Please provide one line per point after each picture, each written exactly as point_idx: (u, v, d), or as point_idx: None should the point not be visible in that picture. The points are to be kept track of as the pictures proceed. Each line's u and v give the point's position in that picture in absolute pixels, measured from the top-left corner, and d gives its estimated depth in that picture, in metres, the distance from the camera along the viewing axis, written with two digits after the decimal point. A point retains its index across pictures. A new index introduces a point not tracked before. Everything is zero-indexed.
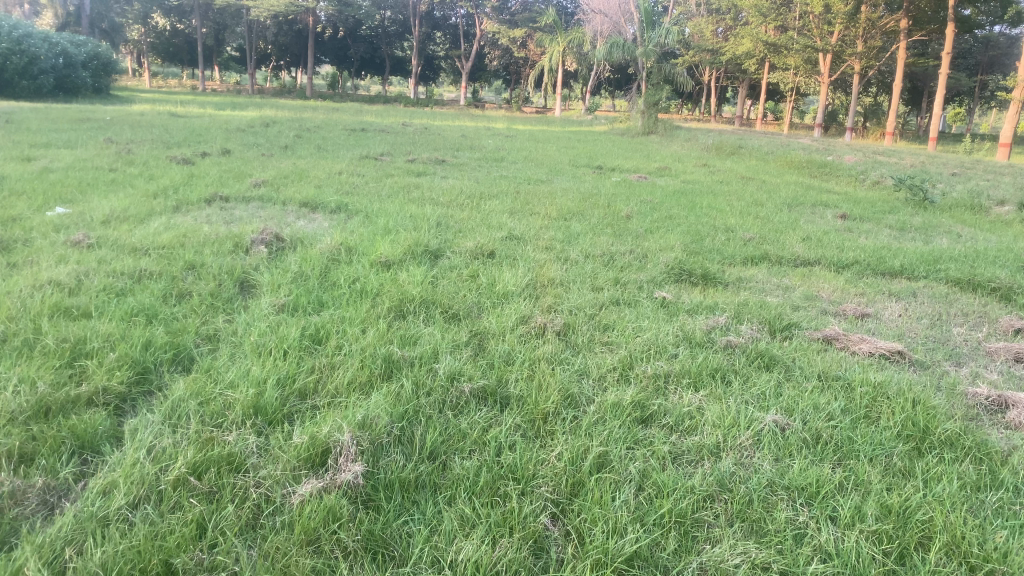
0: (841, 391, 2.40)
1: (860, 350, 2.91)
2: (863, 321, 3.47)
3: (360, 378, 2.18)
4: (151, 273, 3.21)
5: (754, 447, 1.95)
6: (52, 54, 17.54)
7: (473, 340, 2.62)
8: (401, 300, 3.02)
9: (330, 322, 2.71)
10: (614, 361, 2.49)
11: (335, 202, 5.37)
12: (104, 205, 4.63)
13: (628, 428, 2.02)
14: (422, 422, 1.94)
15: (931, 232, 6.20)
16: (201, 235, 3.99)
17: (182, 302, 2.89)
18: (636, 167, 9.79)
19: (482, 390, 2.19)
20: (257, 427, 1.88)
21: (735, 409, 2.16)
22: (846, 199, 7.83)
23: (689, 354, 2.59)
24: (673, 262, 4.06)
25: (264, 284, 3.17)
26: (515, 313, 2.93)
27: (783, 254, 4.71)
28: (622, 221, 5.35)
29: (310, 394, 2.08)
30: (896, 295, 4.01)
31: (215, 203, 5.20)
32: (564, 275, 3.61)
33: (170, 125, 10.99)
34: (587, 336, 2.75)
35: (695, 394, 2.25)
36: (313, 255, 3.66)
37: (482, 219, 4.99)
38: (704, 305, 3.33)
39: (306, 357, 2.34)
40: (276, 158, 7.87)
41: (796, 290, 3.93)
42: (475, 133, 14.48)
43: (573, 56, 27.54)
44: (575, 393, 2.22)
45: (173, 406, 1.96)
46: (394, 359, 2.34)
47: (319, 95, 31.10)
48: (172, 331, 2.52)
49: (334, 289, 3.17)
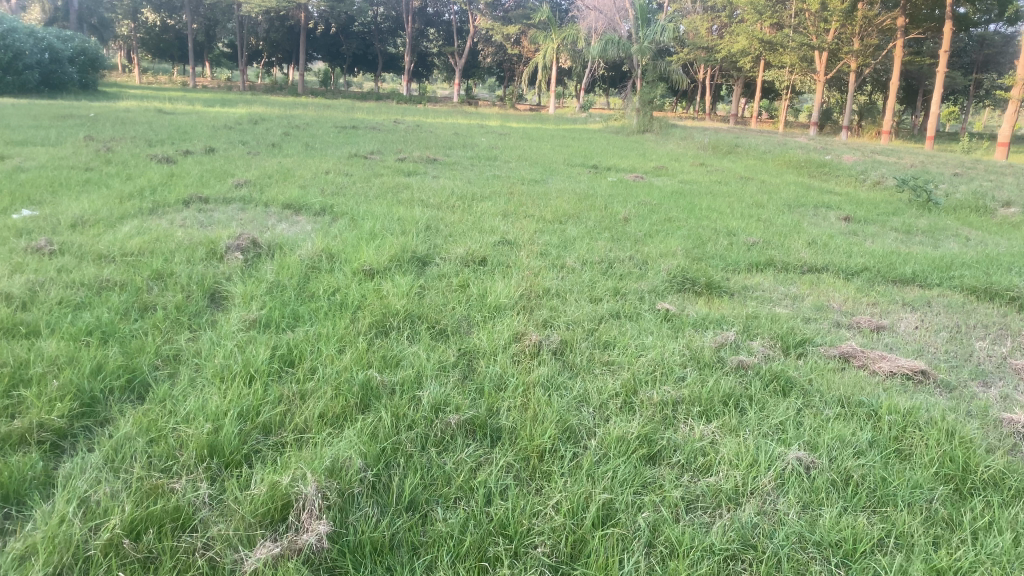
0: (867, 420, 2.17)
1: (880, 369, 2.69)
2: (879, 335, 3.25)
3: (333, 410, 1.94)
4: (112, 284, 2.95)
5: (777, 492, 1.73)
6: (37, 49, 17.19)
7: (461, 361, 2.40)
8: (383, 314, 2.77)
9: (305, 340, 2.47)
10: (617, 386, 2.25)
11: (319, 203, 5.13)
12: (75, 208, 4.37)
13: (634, 467, 1.79)
14: (401, 464, 1.71)
15: (939, 234, 6.00)
16: (173, 240, 3.73)
17: (143, 317, 2.64)
18: (633, 166, 9.56)
19: (471, 420, 1.97)
20: (212, 471, 1.64)
21: (752, 443, 1.93)
22: (848, 200, 7.66)
23: (699, 377, 2.36)
24: (676, 270, 3.84)
25: (236, 296, 2.93)
26: (508, 329, 2.68)
27: (790, 260, 4.49)
28: (620, 225, 5.12)
29: (275, 430, 1.84)
30: (911, 305, 3.80)
31: (193, 204, 4.95)
32: (559, 285, 3.39)
33: (155, 122, 10.72)
34: (586, 356, 2.52)
35: (708, 425, 2.02)
36: (291, 262, 3.42)
37: (473, 222, 4.76)
38: (710, 318, 3.10)
39: (274, 383, 2.11)
40: (261, 156, 7.62)
41: (805, 300, 3.71)
42: (468, 130, 14.21)
43: (567, 53, 27.31)
44: (574, 425, 1.98)
45: (118, 446, 1.72)
46: (374, 385, 2.10)
47: (311, 92, 30.78)
48: (128, 351, 2.28)
49: (312, 302, 2.94)
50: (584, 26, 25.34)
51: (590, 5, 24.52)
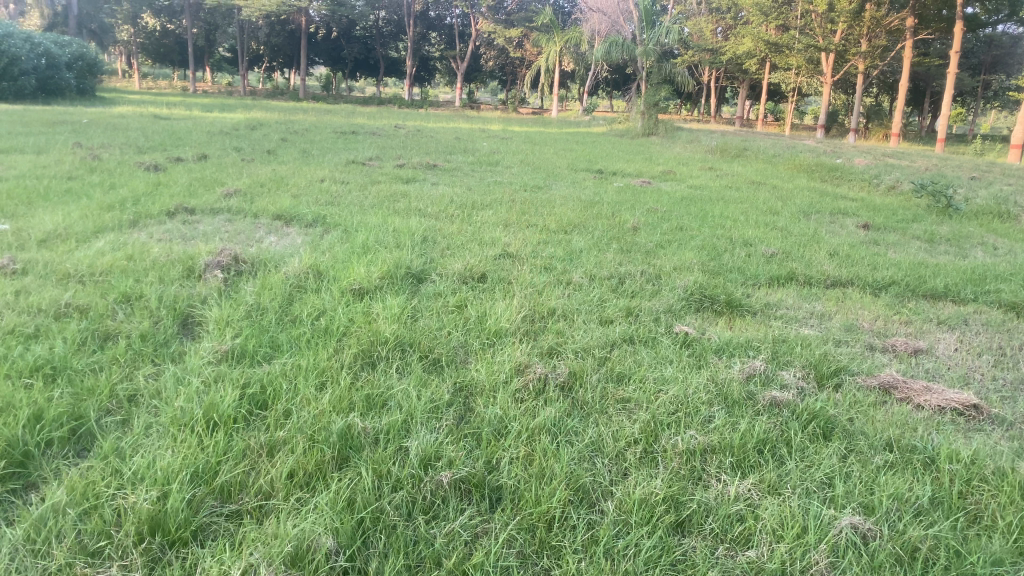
0: (925, 472, 1.87)
1: (927, 403, 2.39)
2: (917, 359, 2.97)
3: (304, 467, 1.66)
4: (74, 309, 2.68)
5: (833, 572, 1.43)
6: (33, 55, 16.91)
7: (457, 399, 2.12)
8: (371, 343, 2.49)
9: (281, 375, 2.19)
10: (635, 432, 1.97)
11: (311, 214, 4.86)
12: (48, 221, 4.09)
13: (660, 541, 1.51)
14: (382, 542, 1.44)
15: (963, 243, 5.71)
16: (149, 257, 3.45)
17: (103, 349, 2.35)
18: (638, 171, 9.28)
19: (466, 478, 1.69)
20: (152, 555, 1.36)
21: (798, 505, 1.65)
22: (864, 205, 7.37)
23: (729, 420, 2.07)
24: (692, 287, 3.56)
25: (210, 321, 2.65)
26: (510, 360, 2.40)
27: (812, 273, 4.20)
28: (628, 234, 4.84)
29: (235, 495, 1.56)
30: (947, 324, 3.50)
31: (177, 215, 4.69)
32: (567, 304, 3.11)
33: (149, 128, 10.46)
34: (599, 391, 2.24)
35: (744, 482, 1.73)
36: (274, 282, 3.14)
37: (473, 233, 4.48)
38: (735, 344, 2.80)
39: (240, 433, 1.82)
40: (255, 163, 7.37)
41: (833, 319, 3.43)
42: (470, 134, 13.91)
43: (570, 56, 27.06)
44: (587, 484, 1.71)
45: (41, 520, 1.43)
46: (355, 434, 1.82)
47: (313, 97, 30.48)
48: (79, 392, 2.00)
49: (294, 327, 2.66)
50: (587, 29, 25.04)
51: (594, 8, 24.23)
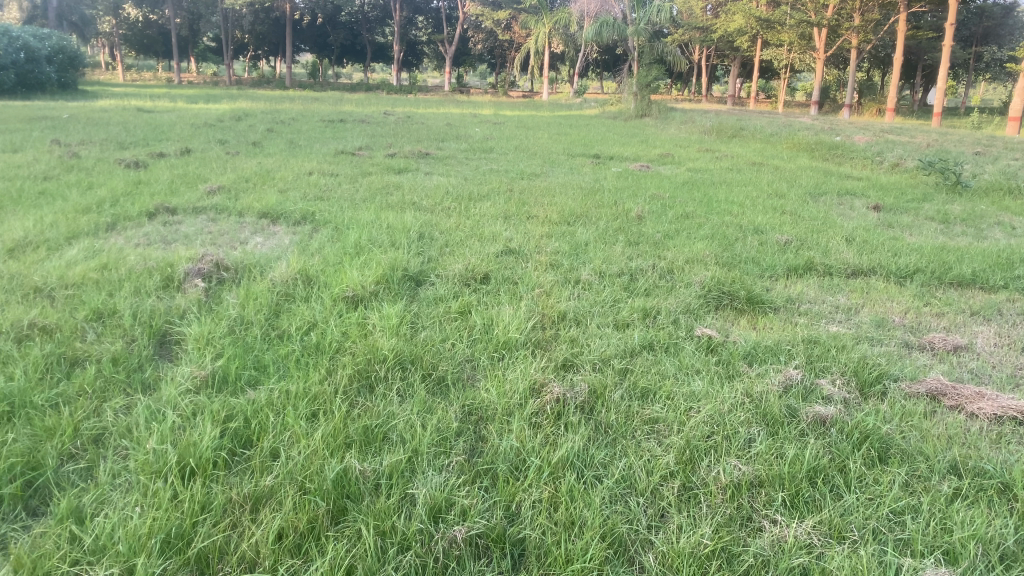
0: (1002, 501, 1.65)
1: (983, 412, 2.16)
2: (960, 358, 2.74)
3: (296, 525, 1.42)
4: (38, 330, 2.42)
5: None
6: (13, 49, 16.44)
7: (466, 427, 1.88)
8: (367, 361, 2.24)
9: (267, 404, 1.95)
10: (671, 462, 1.74)
11: (299, 211, 4.60)
12: (18, 227, 3.83)
13: None
14: None
15: (980, 223, 5.48)
16: (126, 266, 3.20)
17: (67, 378, 2.10)
18: (635, 154, 9.02)
19: (484, 533, 1.46)
20: None
21: (870, 554, 1.42)
22: (871, 184, 7.14)
23: (773, 444, 1.84)
24: (709, 282, 3.31)
25: (188, 340, 2.40)
26: (523, 378, 2.16)
27: (831, 262, 3.97)
28: (634, 224, 4.61)
29: (214, 566, 1.32)
30: (983, 315, 3.27)
31: (158, 216, 4.43)
32: (577, 307, 2.87)
33: (131, 122, 10.11)
34: (624, 412, 2.01)
35: (804, 524, 1.51)
36: (260, 291, 2.89)
37: (471, 228, 4.24)
38: (764, 348, 2.57)
39: (222, 482, 1.58)
40: (241, 156, 7.09)
41: (861, 314, 3.19)
42: (462, 120, 13.62)
43: (558, 37, 26.73)
44: (623, 533, 1.48)
45: None
46: (352, 480, 1.59)
47: (300, 85, 29.95)
48: (37, 433, 1.76)
49: (284, 344, 2.41)
50: (576, 10, 24.69)
51: None
